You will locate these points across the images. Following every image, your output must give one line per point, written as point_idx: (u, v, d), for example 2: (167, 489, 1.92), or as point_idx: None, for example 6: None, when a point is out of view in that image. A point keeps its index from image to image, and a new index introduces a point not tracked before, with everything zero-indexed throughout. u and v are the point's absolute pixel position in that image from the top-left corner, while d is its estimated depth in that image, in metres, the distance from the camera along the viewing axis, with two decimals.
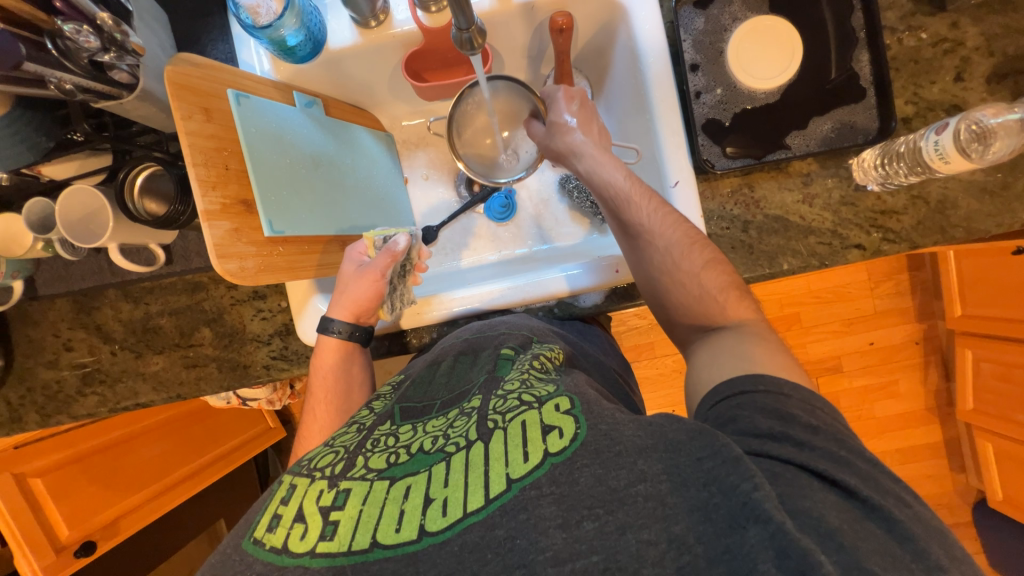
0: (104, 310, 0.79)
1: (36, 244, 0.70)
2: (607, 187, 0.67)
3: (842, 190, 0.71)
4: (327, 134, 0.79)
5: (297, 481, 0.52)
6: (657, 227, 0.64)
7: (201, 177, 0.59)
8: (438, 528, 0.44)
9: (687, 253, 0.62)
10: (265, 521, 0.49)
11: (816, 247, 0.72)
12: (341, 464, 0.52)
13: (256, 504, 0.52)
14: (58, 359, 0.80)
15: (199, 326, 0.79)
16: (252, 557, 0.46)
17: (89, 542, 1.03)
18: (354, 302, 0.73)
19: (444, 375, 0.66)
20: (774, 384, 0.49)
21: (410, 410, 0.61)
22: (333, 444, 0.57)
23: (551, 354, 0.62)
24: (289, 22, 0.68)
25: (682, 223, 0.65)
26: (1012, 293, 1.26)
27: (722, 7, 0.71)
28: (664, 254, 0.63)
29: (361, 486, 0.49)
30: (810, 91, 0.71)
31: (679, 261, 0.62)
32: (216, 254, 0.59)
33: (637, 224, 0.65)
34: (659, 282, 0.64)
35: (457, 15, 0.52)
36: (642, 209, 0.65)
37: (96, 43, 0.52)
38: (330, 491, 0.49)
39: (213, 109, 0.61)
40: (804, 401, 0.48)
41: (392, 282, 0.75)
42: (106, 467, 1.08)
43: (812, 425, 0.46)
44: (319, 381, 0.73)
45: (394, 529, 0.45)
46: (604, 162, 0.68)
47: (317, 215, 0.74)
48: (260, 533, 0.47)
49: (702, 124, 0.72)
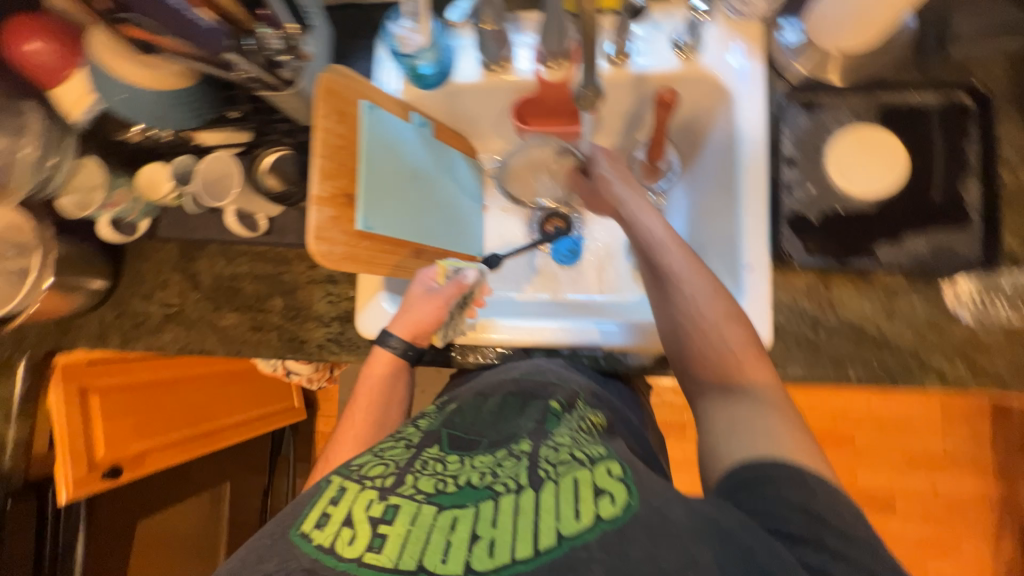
0: (202, 261, 0.89)
1: (170, 193, 0.81)
2: (645, 234, 0.68)
3: (929, 311, 0.68)
4: (430, 152, 0.88)
5: (346, 485, 0.53)
6: (684, 275, 0.64)
7: (323, 167, 0.68)
8: (483, 568, 0.45)
9: (711, 301, 0.63)
10: (313, 516, 0.51)
11: (890, 365, 0.68)
12: (390, 479, 0.53)
13: (303, 498, 0.54)
14: (153, 295, 0.90)
15: (274, 295, 0.86)
16: (299, 550, 0.48)
17: (117, 467, 1.07)
18: (415, 323, 0.76)
19: (491, 413, 0.65)
20: (798, 471, 0.48)
21: (458, 440, 0.60)
22: (382, 456, 0.58)
23: (596, 420, 0.62)
24: (428, 55, 0.78)
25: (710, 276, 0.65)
26: None
27: (828, 112, 0.73)
28: (690, 301, 0.64)
29: (409, 505, 0.50)
30: (911, 206, 0.69)
31: (704, 309, 0.62)
32: (315, 235, 0.67)
33: (669, 271, 0.65)
34: (682, 331, 0.64)
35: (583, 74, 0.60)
36: (675, 256, 0.66)
37: (279, 44, 0.62)
38: (379, 504, 0.50)
39: (348, 114, 0.72)
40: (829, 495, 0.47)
41: (452, 311, 0.78)
42: (151, 402, 1.18)
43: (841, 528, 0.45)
44: (363, 387, 0.77)
45: (440, 559, 0.46)
46: (647, 211, 0.70)
47: (403, 221, 0.80)
48: (308, 528, 0.50)
49: (788, 215, 0.72)
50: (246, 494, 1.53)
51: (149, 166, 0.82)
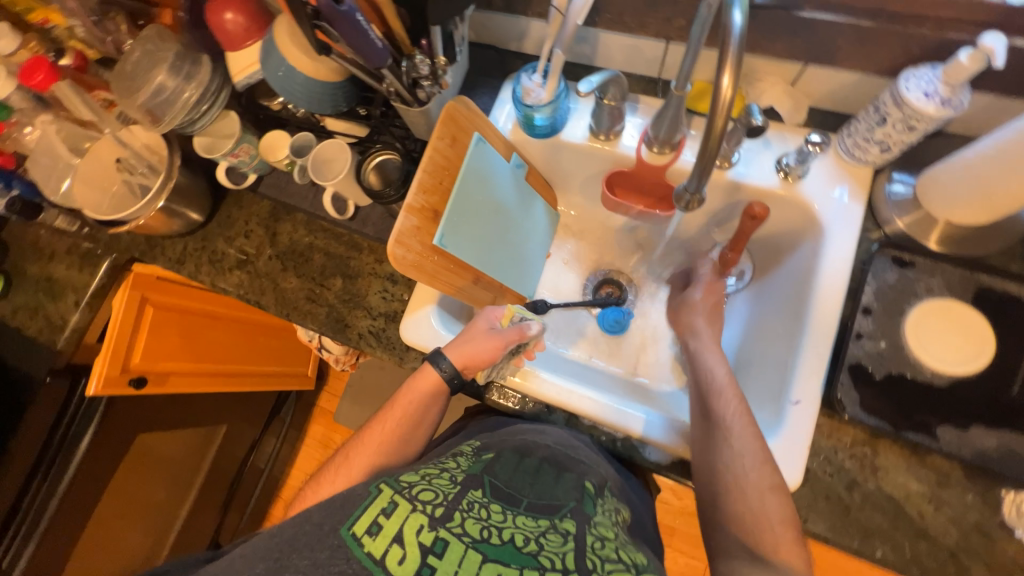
0: (287, 225, 0.97)
1: (284, 160, 0.90)
2: (705, 375, 0.75)
3: (980, 515, 0.63)
4: (518, 192, 0.93)
5: (399, 500, 0.57)
6: (733, 429, 0.67)
7: (423, 181, 0.73)
8: None
9: (757, 467, 0.64)
10: (365, 521, 0.54)
11: (922, 556, 0.63)
12: (440, 510, 0.56)
13: (358, 496, 0.58)
14: (235, 240, 0.98)
15: (336, 275, 0.92)
16: (349, 552, 0.52)
17: (143, 378, 1.14)
18: (469, 355, 0.77)
19: (530, 471, 0.67)
20: None
21: (500, 491, 0.62)
22: (431, 482, 0.61)
23: (621, 515, 0.68)
24: (545, 110, 0.84)
25: (758, 439, 0.66)
26: None
27: (920, 274, 0.70)
28: (734, 457, 0.65)
29: (457, 546, 0.52)
30: (987, 397, 0.65)
31: (748, 469, 0.64)
32: (396, 238, 0.72)
33: (720, 418, 0.69)
34: (721, 480, 0.65)
35: (692, 178, 0.61)
36: (729, 407, 0.69)
37: (427, 70, 0.70)
38: (430, 532, 0.53)
39: (459, 141, 0.78)
40: None
41: (506, 355, 0.78)
42: (194, 329, 1.26)
43: None
44: (402, 398, 0.79)
45: None
46: (712, 352, 0.77)
47: (473, 247, 0.84)
48: (360, 531, 0.54)
49: (851, 363, 0.69)
50: (236, 443, 1.57)
51: (275, 133, 0.91)
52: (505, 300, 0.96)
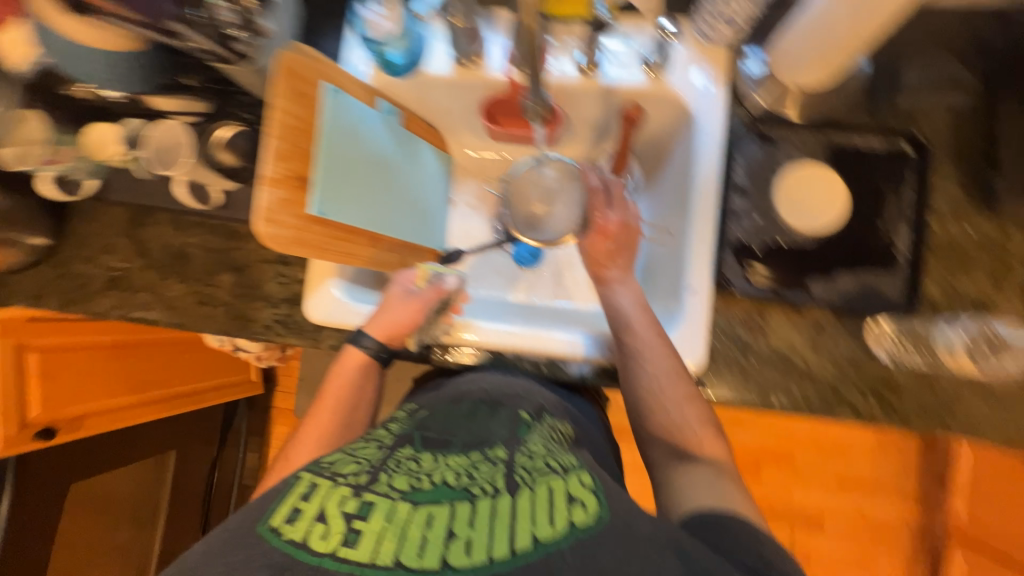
0: (152, 228, 0.87)
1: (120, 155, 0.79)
2: (614, 309, 0.75)
3: (851, 348, 0.72)
4: (396, 141, 0.88)
5: (319, 481, 0.55)
6: (648, 356, 0.70)
7: (277, 148, 0.66)
8: (460, 565, 0.47)
9: (671, 385, 0.69)
10: (284, 511, 0.53)
11: (810, 395, 0.72)
12: (364, 477, 0.55)
13: (275, 492, 0.56)
14: (97, 257, 0.87)
15: (223, 271, 0.85)
16: (270, 544, 0.50)
17: (52, 428, 1.05)
18: (391, 324, 0.78)
19: (462, 413, 0.67)
20: (749, 527, 0.58)
21: (431, 440, 0.62)
22: (355, 455, 0.60)
23: (562, 430, 0.68)
24: (398, 42, 0.80)
25: (670, 356, 0.70)
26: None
27: (783, 145, 0.75)
28: (649, 381, 0.69)
29: (384, 502, 0.51)
30: (847, 245, 0.72)
31: (664, 388, 0.69)
32: (264, 216, 0.66)
33: (632, 347, 0.71)
34: (642, 405, 0.70)
35: (533, 90, 0.68)
36: (640, 335, 0.71)
37: (232, 16, 0.62)
38: (354, 499, 0.52)
39: (309, 95, 0.70)
40: (748, 531, 0.57)
41: (429, 315, 0.80)
42: (92, 364, 1.14)
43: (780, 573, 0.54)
44: (331, 386, 0.78)
45: (416, 553, 0.48)
46: (622, 287, 0.76)
47: (360, 209, 0.80)
48: (278, 523, 0.51)
49: (732, 243, 0.74)
50: (192, 464, 1.51)
51: (99, 126, 0.79)
52: (414, 256, 0.93)
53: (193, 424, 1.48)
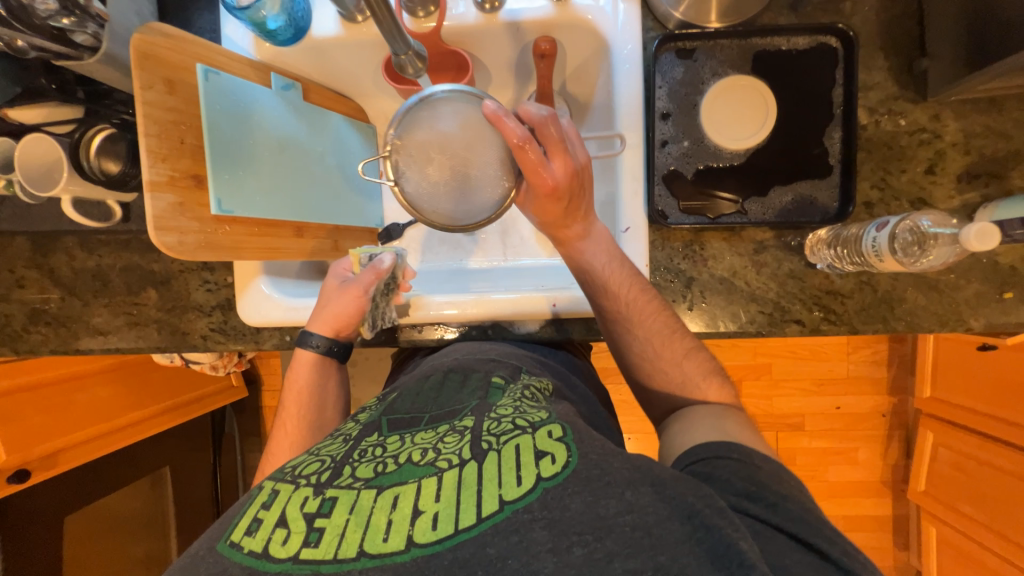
0: (60, 255, 0.81)
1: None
2: (589, 271, 0.69)
3: (792, 264, 0.71)
4: (300, 118, 0.81)
5: (280, 487, 0.50)
6: (638, 319, 0.67)
7: (151, 148, 0.60)
8: (427, 541, 0.43)
9: (667, 343, 0.67)
10: (243, 524, 0.47)
11: (756, 315, 0.71)
12: (326, 473, 0.51)
13: (235, 505, 0.50)
14: (10, 295, 0.82)
15: (146, 286, 0.80)
16: (228, 560, 0.44)
17: (24, 470, 1.04)
18: (335, 318, 0.75)
19: (431, 389, 0.64)
20: (746, 453, 0.53)
21: (398, 422, 0.58)
22: (319, 453, 0.55)
23: (540, 385, 0.64)
24: (269, 3, 0.71)
25: (664, 312, 0.68)
26: (996, 389, 1.28)
27: (704, 60, 0.70)
28: (643, 344, 0.68)
29: (347, 495, 0.47)
30: (779, 157, 0.69)
31: (660, 350, 0.68)
32: (155, 225, 0.61)
33: (615, 313, 0.69)
34: (642, 368, 0.70)
35: (393, 44, 0.63)
36: (622, 297, 0.68)
37: (54, 6, 0.55)
38: (316, 499, 0.48)
39: (178, 82, 0.63)
40: (743, 458, 0.53)
41: (374, 299, 0.75)
42: (58, 400, 1.11)
43: (782, 493, 0.49)
44: (290, 393, 0.76)
45: (381, 538, 0.44)
46: (597, 244, 0.69)
47: (273, 199, 0.75)
48: (238, 537, 0.46)
49: (662, 173, 0.71)
50: (190, 475, 1.52)
51: None
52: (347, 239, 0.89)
53: (180, 438, 1.48)
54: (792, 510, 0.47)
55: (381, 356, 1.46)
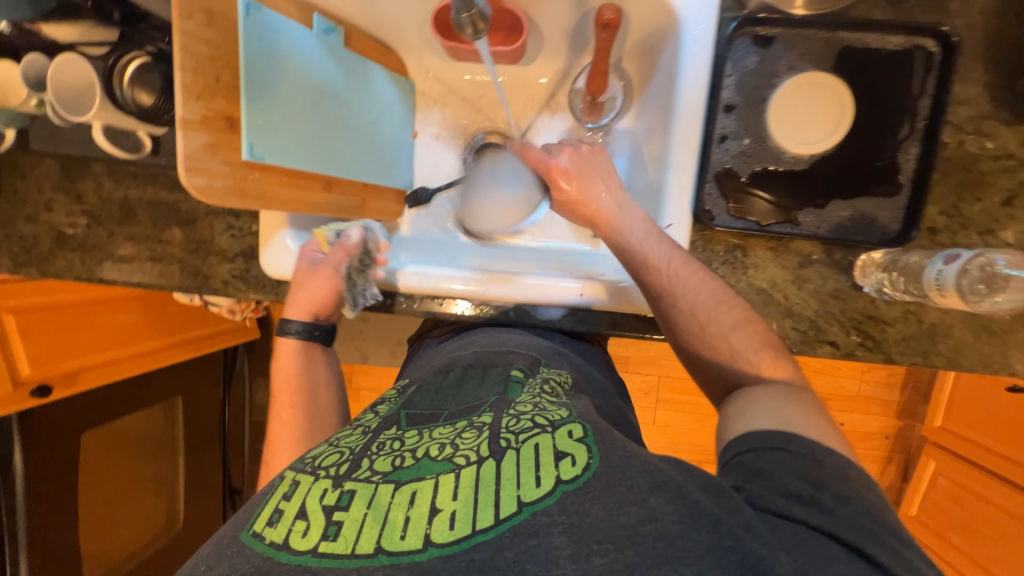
0: (88, 182, 0.80)
1: (30, 100, 0.71)
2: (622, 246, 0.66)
3: (837, 282, 0.67)
4: (339, 66, 0.77)
5: (300, 477, 0.49)
6: (681, 289, 0.63)
7: (186, 84, 0.57)
8: (444, 541, 0.41)
9: (715, 314, 0.61)
10: (265, 514, 0.47)
11: (789, 331, 0.68)
12: (345, 466, 0.49)
13: (256, 498, 0.50)
14: (38, 217, 0.82)
15: (172, 225, 0.80)
16: (250, 550, 0.44)
17: (47, 385, 1.06)
18: (313, 301, 0.75)
19: (450, 386, 0.63)
20: (806, 446, 0.48)
21: (416, 417, 0.57)
22: (338, 444, 0.54)
23: (559, 380, 0.63)
24: None
25: (708, 280, 0.63)
26: (1013, 429, 1.25)
27: (781, 50, 0.64)
28: (688, 316, 0.63)
29: (366, 489, 0.46)
30: (844, 167, 0.64)
31: (707, 323, 0.62)
32: (185, 166, 0.59)
33: (655, 287, 0.65)
34: (699, 353, 0.63)
35: None
36: (662, 272, 0.64)
37: None
38: (334, 491, 0.47)
39: (217, 14, 0.59)
40: (802, 453, 0.48)
41: (347, 278, 0.75)
42: (78, 322, 1.13)
43: (843, 495, 0.45)
44: (279, 384, 0.74)
45: (398, 536, 0.42)
46: (630, 215, 0.67)
47: (306, 149, 0.72)
48: (260, 527, 0.46)
49: (716, 171, 0.67)
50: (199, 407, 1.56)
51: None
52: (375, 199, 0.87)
53: (193, 371, 1.51)
54: (845, 515, 0.43)
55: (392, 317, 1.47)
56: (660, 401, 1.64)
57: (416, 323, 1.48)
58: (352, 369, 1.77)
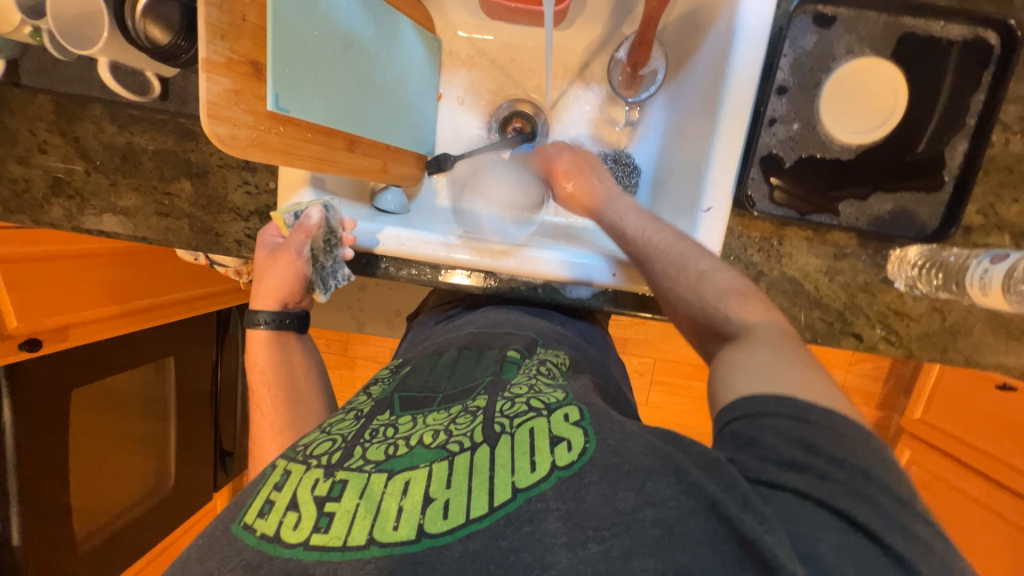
0: (86, 124, 0.74)
1: (23, 28, 0.64)
2: (609, 218, 0.70)
3: (868, 276, 0.67)
4: (368, 15, 0.71)
5: (291, 467, 0.49)
6: (653, 249, 0.63)
7: (211, 20, 0.52)
8: (438, 531, 0.41)
9: (688, 267, 0.61)
10: (256, 505, 0.46)
11: (815, 322, 0.69)
12: (337, 454, 0.49)
13: (247, 488, 0.49)
14: (30, 158, 0.75)
15: (180, 177, 0.75)
16: (242, 544, 0.43)
17: (35, 339, 1.01)
18: (277, 289, 0.72)
19: (446, 367, 0.63)
20: (796, 407, 0.45)
21: (410, 401, 0.57)
22: (329, 431, 0.53)
23: (556, 361, 0.62)
24: None
25: (683, 240, 0.63)
26: (989, 424, 1.31)
27: (842, 32, 0.61)
28: (664, 272, 0.62)
29: (358, 478, 0.46)
30: (887, 160, 0.64)
31: (681, 275, 0.60)
32: (208, 112, 0.54)
33: (637, 248, 0.65)
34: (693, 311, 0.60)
35: None
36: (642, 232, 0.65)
37: None
38: (326, 481, 0.46)
39: None
40: (796, 412, 0.45)
41: (310, 260, 0.72)
42: (68, 274, 1.08)
43: (836, 458, 0.42)
44: (256, 376, 0.73)
45: (391, 526, 0.42)
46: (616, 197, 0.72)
47: (332, 104, 0.67)
48: (251, 519, 0.45)
49: (761, 155, 0.66)
50: None
51: None
52: (398, 163, 0.83)
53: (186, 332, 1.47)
54: (841, 480, 0.41)
55: (393, 286, 1.44)
56: (654, 383, 1.66)
57: (417, 294, 1.45)
58: (348, 338, 1.74)
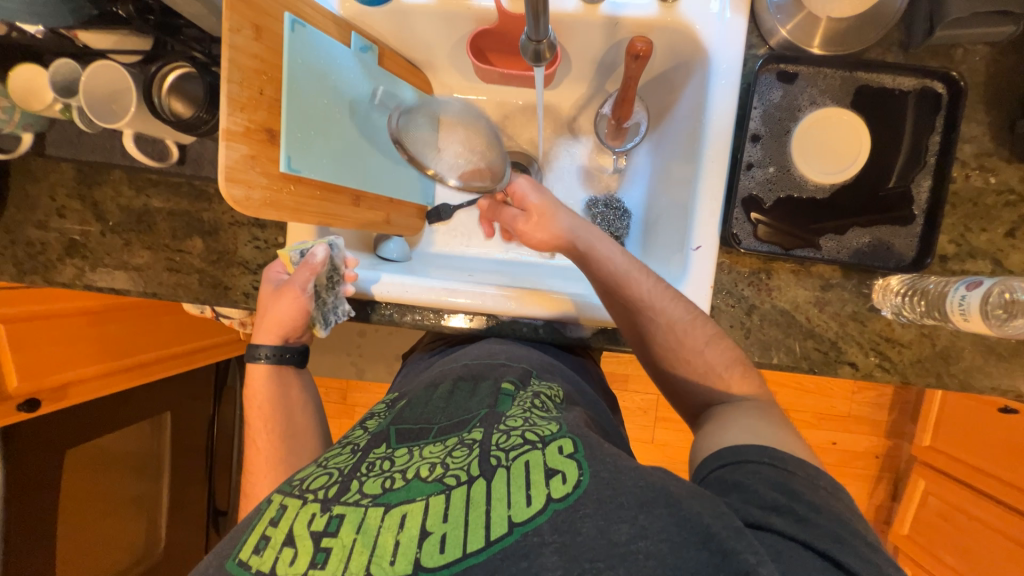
0: (105, 189, 0.78)
1: (54, 105, 0.70)
2: (605, 263, 0.68)
3: (856, 305, 0.70)
4: (373, 83, 0.78)
5: (287, 502, 0.48)
6: (655, 305, 0.64)
7: (232, 95, 0.57)
8: (435, 565, 0.41)
9: (689, 329, 0.63)
10: (252, 541, 0.46)
11: (811, 352, 0.71)
12: (334, 488, 0.48)
13: (244, 521, 0.50)
14: (48, 223, 0.79)
15: (192, 235, 0.78)
16: None
17: (35, 399, 0.99)
18: (278, 324, 0.73)
19: (441, 399, 0.62)
20: (777, 458, 0.48)
21: (406, 433, 0.56)
22: (326, 465, 0.53)
23: (550, 394, 0.62)
24: None
25: (680, 298, 0.65)
26: (999, 450, 1.30)
27: (804, 86, 0.68)
28: (665, 331, 0.64)
29: (354, 513, 0.45)
30: (859, 197, 0.68)
31: (682, 338, 0.63)
32: (226, 176, 0.58)
33: (636, 300, 0.65)
34: (681, 371, 0.65)
35: (531, 26, 0.56)
36: (642, 283, 0.66)
37: None
38: (323, 516, 0.46)
39: (264, 28, 0.60)
40: (773, 463, 0.47)
41: (313, 295, 0.73)
42: (74, 331, 1.07)
43: (814, 504, 0.44)
44: (254, 409, 0.73)
45: (388, 561, 0.42)
46: (603, 238, 0.71)
47: (339, 164, 0.72)
48: (246, 555, 0.45)
49: (742, 197, 0.70)
50: None
51: (20, 70, 0.70)
52: (400, 213, 0.87)
53: None
54: (820, 524, 0.42)
55: (394, 331, 1.45)
56: (658, 419, 1.64)
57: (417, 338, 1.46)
58: (348, 385, 1.73)
